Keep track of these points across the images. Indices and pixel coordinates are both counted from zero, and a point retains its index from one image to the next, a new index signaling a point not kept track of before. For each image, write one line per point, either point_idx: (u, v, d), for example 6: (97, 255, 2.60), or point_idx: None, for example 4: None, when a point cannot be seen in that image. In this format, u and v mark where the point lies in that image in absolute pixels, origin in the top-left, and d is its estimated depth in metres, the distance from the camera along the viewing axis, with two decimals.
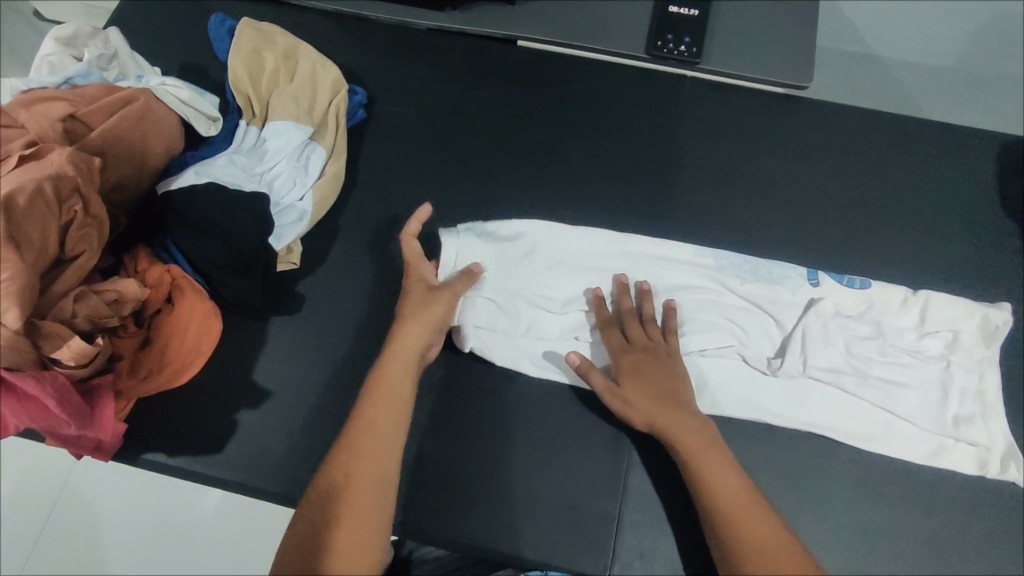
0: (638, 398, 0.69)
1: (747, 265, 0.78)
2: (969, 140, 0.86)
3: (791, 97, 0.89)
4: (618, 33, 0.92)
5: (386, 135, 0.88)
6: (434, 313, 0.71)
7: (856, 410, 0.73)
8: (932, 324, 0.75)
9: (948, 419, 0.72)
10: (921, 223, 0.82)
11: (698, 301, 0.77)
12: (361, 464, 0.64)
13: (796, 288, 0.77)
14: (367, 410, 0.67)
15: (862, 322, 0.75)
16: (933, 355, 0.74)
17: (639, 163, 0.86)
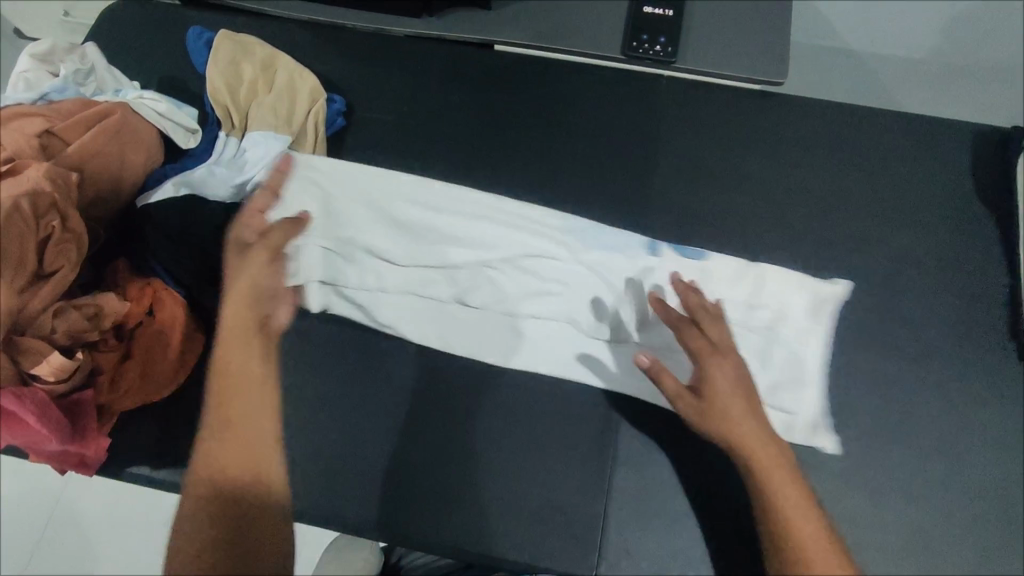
0: (723, 407, 0.66)
1: (592, 230, 0.79)
2: (942, 129, 0.87)
3: (763, 94, 0.89)
4: (593, 34, 0.92)
5: (365, 141, 0.89)
6: (256, 276, 0.65)
7: (651, 379, 0.74)
8: (764, 296, 0.76)
9: (763, 388, 0.73)
10: (895, 214, 0.83)
11: (529, 258, 0.77)
12: (238, 448, 0.61)
13: (635, 257, 0.78)
14: (219, 397, 0.62)
15: (688, 293, 0.76)
16: (760, 325, 0.76)
17: (617, 163, 0.86)
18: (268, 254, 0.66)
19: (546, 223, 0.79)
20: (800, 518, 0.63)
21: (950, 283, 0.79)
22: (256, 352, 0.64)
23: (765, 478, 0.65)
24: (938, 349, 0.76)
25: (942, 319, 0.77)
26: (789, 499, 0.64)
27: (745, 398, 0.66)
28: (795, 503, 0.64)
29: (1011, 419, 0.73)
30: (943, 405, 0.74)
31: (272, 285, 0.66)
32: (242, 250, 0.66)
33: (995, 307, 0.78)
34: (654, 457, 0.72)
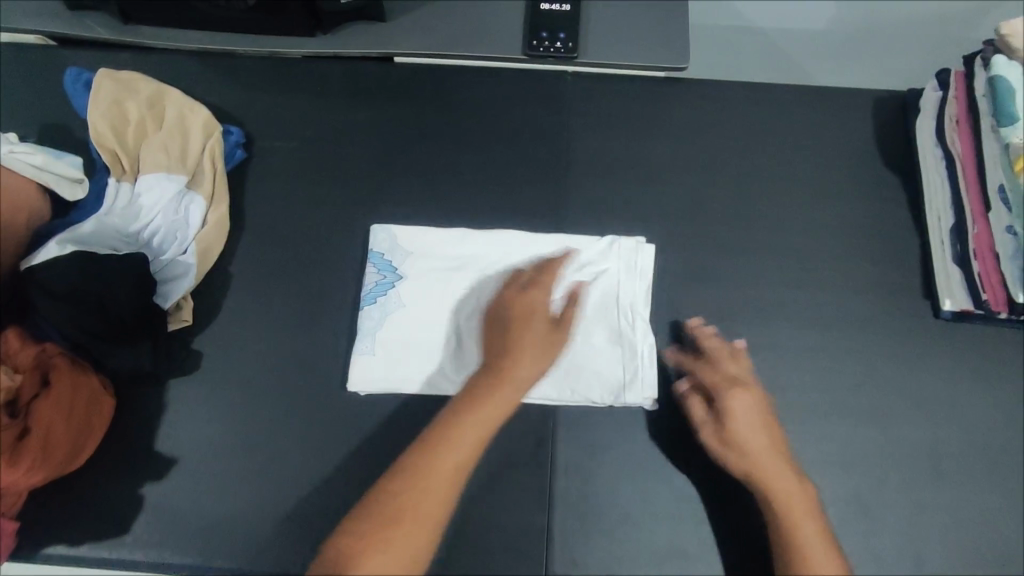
0: (748, 443, 0.67)
1: (450, 238, 0.80)
2: (842, 99, 0.88)
3: (666, 83, 0.89)
4: (492, 36, 0.90)
5: (269, 172, 0.86)
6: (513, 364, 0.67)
7: None
8: (580, 263, 0.78)
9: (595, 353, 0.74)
10: (805, 188, 0.84)
11: (412, 278, 0.79)
12: (372, 546, 0.58)
13: (479, 251, 0.80)
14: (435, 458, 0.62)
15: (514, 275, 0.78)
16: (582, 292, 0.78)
17: (530, 167, 0.86)
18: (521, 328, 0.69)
19: (483, 248, 0.80)
20: (807, 530, 0.63)
21: (865, 250, 0.81)
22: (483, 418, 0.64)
23: (779, 497, 0.65)
24: (859, 317, 0.78)
25: (860, 288, 0.79)
26: (801, 513, 0.64)
27: (769, 433, 0.68)
28: (800, 515, 0.64)
29: (934, 379, 0.75)
30: (868, 373, 0.75)
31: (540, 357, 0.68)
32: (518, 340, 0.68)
33: (908, 271, 0.80)
34: (593, 462, 0.72)
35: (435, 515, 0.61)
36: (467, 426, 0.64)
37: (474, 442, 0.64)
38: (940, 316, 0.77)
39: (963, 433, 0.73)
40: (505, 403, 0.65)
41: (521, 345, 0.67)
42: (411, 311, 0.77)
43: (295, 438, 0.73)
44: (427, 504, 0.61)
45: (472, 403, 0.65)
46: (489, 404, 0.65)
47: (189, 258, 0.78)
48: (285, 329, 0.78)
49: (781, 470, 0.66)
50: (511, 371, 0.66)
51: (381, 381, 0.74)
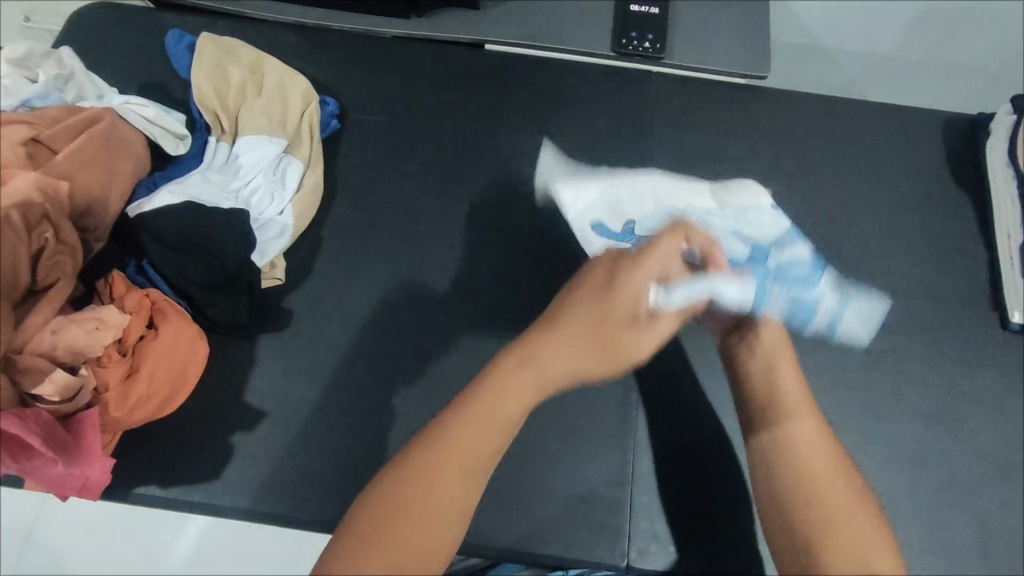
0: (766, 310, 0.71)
1: None
2: (916, 118, 0.92)
3: (748, 88, 0.92)
4: (582, 31, 0.94)
5: (362, 144, 0.88)
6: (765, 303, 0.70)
7: None
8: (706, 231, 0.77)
9: None
10: (878, 198, 0.87)
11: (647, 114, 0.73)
12: (388, 526, 0.53)
13: None
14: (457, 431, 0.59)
15: None
16: None
17: (614, 158, 0.88)
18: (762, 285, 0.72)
19: None
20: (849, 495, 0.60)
21: (938, 261, 0.84)
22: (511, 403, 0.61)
23: (809, 455, 0.61)
24: (931, 323, 0.80)
25: (932, 296, 0.82)
26: (833, 473, 0.60)
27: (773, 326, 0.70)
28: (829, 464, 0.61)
29: (999, 385, 0.78)
30: (936, 376, 0.78)
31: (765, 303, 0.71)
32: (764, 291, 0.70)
33: (977, 282, 0.83)
34: (674, 441, 0.74)
35: (457, 486, 0.57)
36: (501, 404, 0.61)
37: (520, 396, 0.62)
38: (1008, 327, 0.80)
39: None
40: (557, 359, 0.63)
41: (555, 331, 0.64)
42: None
43: (383, 399, 0.75)
44: (449, 468, 0.57)
45: (505, 380, 0.62)
46: (521, 381, 0.62)
47: (284, 218, 0.80)
48: (375, 295, 0.80)
49: (816, 435, 0.63)
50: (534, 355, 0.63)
51: None
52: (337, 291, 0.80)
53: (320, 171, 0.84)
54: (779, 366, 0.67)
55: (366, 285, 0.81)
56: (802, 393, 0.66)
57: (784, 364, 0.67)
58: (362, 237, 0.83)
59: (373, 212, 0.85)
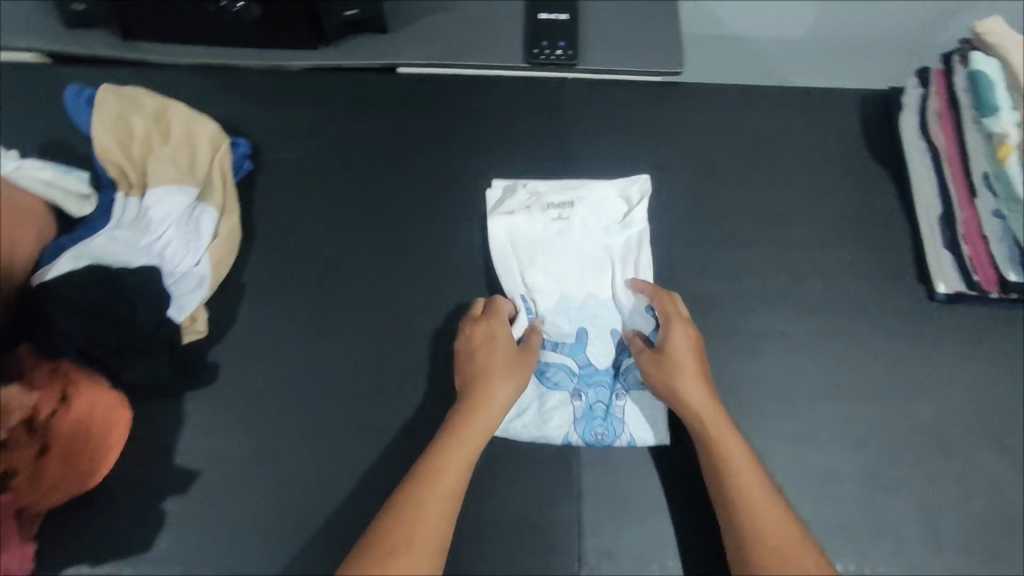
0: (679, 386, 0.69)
1: (592, 189, 0.84)
2: (830, 99, 0.93)
3: (664, 86, 0.92)
4: (494, 44, 0.92)
5: (279, 183, 0.87)
6: (676, 378, 0.70)
7: (515, 273, 0.80)
8: (625, 287, 0.80)
9: (578, 336, 0.78)
10: (801, 183, 0.88)
11: (568, 185, 0.84)
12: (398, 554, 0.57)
13: (610, 217, 0.83)
14: (427, 477, 0.63)
15: (598, 257, 0.82)
16: (599, 304, 0.80)
17: (537, 171, 0.88)
18: (661, 359, 0.71)
19: (606, 221, 0.83)
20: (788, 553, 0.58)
21: (864, 240, 0.84)
22: (463, 448, 0.66)
23: (768, 548, 0.59)
24: (862, 303, 0.81)
25: (862, 276, 0.82)
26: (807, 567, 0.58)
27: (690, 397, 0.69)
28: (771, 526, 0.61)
29: (933, 357, 0.79)
30: (872, 355, 0.79)
31: (677, 383, 0.69)
32: (663, 365, 0.71)
33: (903, 257, 0.83)
34: (619, 452, 0.73)
35: (444, 518, 0.61)
36: (458, 448, 0.65)
37: (482, 426, 0.67)
38: (934, 298, 0.81)
39: (968, 410, 0.77)
40: (505, 394, 0.69)
41: (486, 365, 0.71)
42: (551, 194, 0.84)
43: (320, 444, 0.73)
44: (437, 500, 0.62)
45: (456, 425, 0.67)
46: (472, 430, 0.67)
47: (201, 269, 0.77)
48: (304, 337, 0.78)
49: (784, 526, 0.60)
50: (477, 403, 0.68)
51: (495, 202, 0.84)
52: (264, 338, 0.78)
53: (237, 215, 0.82)
54: (728, 450, 0.66)
55: (294, 327, 0.79)
56: (760, 481, 0.64)
57: (737, 452, 0.66)
58: (286, 279, 0.81)
59: (295, 251, 0.83)
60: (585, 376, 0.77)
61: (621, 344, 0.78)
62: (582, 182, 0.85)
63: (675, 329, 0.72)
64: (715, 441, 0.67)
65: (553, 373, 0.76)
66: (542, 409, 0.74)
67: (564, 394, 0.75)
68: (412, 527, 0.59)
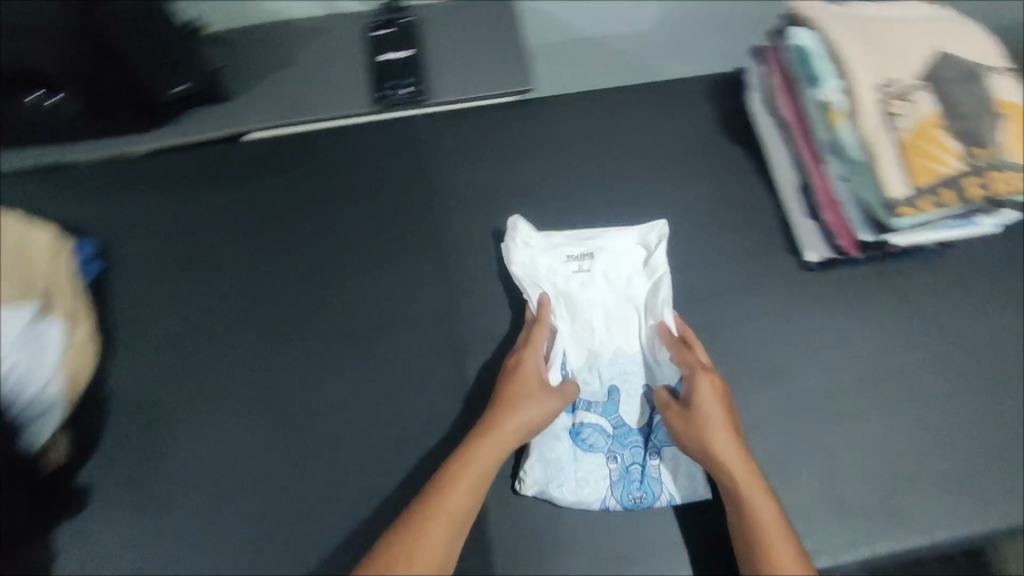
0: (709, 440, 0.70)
1: (611, 237, 0.84)
2: (683, 88, 0.94)
3: (519, 105, 0.91)
4: (340, 95, 0.91)
5: (134, 279, 0.83)
6: (703, 431, 0.71)
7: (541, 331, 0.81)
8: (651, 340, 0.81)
9: (606, 395, 0.80)
10: (665, 177, 0.88)
11: (588, 236, 0.84)
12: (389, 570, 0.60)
13: (631, 267, 0.83)
14: (438, 494, 0.67)
15: (621, 310, 0.83)
16: (624, 359, 0.81)
17: (404, 218, 0.87)
18: (687, 412, 0.72)
19: (628, 272, 0.83)
20: None
21: (732, 223, 0.85)
22: (479, 466, 0.69)
23: None
24: (738, 288, 0.82)
25: (735, 260, 0.83)
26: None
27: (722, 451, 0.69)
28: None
29: (811, 331, 0.81)
30: (754, 340, 0.80)
31: (706, 437, 0.70)
32: (690, 419, 0.72)
33: (774, 230, 0.85)
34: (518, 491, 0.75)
35: (443, 542, 0.64)
36: (476, 466, 0.69)
37: (490, 459, 0.70)
38: (808, 268, 0.82)
39: (854, 369, 0.80)
40: (526, 418, 0.72)
41: (509, 393, 0.74)
42: (573, 247, 0.83)
43: (212, 546, 0.73)
44: (437, 524, 0.65)
45: (471, 446, 0.71)
46: (484, 450, 0.70)
47: (51, 388, 0.73)
48: (181, 439, 0.76)
49: None
50: (497, 424, 0.72)
51: (517, 253, 0.82)
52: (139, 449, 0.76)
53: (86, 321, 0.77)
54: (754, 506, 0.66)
55: (168, 432, 0.76)
56: (792, 544, 0.64)
57: (766, 512, 0.66)
58: (156, 380, 0.79)
59: (161, 347, 0.80)
60: (619, 437, 0.79)
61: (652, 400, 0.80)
62: (602, 231, 0.84)
63: (700, 380, 0.73)
64: (747, 500, 0.67)
65: (588, 434, 0.79)
66: (577, 474, 0.76)
67: (599, 457, 0.78)
68: (410, 546, 0.63)
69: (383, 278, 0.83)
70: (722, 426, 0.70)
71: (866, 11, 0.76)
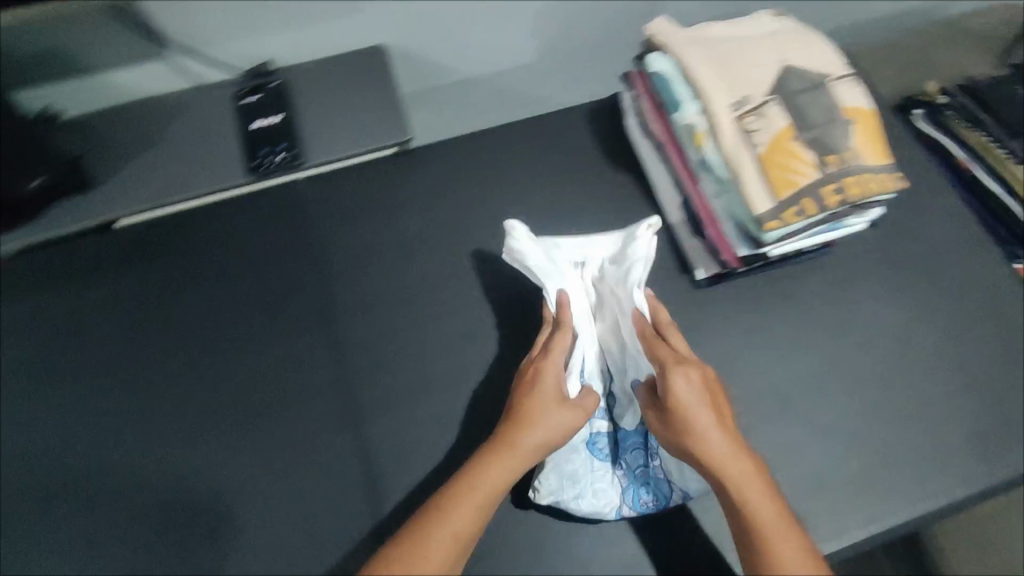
0: (693, 434, 0.63)
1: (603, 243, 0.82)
2: (561, 121, 0.95)
3: (399, 158, 0.92)
4: (212, 169, 0.88)
5: (10, 390, 0.80)
6: (687, 424, 0.64)
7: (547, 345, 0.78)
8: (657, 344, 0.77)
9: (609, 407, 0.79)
10: (551, 211, 0.88)
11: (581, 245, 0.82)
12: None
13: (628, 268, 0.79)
14: (447, 503, 0.60)
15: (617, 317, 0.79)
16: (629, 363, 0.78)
17: (292, 287, 0.85)
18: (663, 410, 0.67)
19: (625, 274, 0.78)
20: None
21: None
22: (496, 478, 0.63)
23: None
24: None
25: None
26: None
27: (711, 444, 0.62)
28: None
29: (709, 346, 0.81)
30: None
31: (691, 430, 0.64)
32: (669, 415, 0.66)
33: (663, 250, 0.85)
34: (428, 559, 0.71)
35: (446, 559, 0.55)
36: (493, 476, 0.63)
37: (504, 475, 0.64)
38: (697, 286, 0.83)
39: (756, 380, 0.80)
40: (551, 429, 0.67)
41: (531, 400, 0.69)
42: (568, 256, 0.82)
43: None
44: (441, 538, 0.56)
45: (491, 457, 0.65)
46: (502, 464, 0.64)
47: None
48: (69, 556, 0.73)
49: None
50: (517, 434, 0.66)
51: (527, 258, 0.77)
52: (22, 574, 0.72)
53: None
54: (749, 500, 0.58)
55: (53, 552, 0.73)
56: (804, 542, 0.54)
57: (764, 507, 0.57)
58: (38, 497, 0.75)
59: (44, 461, 0.77)
60: (621, 442, 0.76)
61: None
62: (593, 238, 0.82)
63: (673, 372, 0.67)
64: (740, 499, 0.58)
65: (603, 441, 0.76)
66: (592, 486, 0.73)
67: (606, 464, 0.75)
68: (407, 561, 0.54)
69: (275, 353, 0.81)
70: (710, 417, 0.64)
71: (718, 30, 0.78)
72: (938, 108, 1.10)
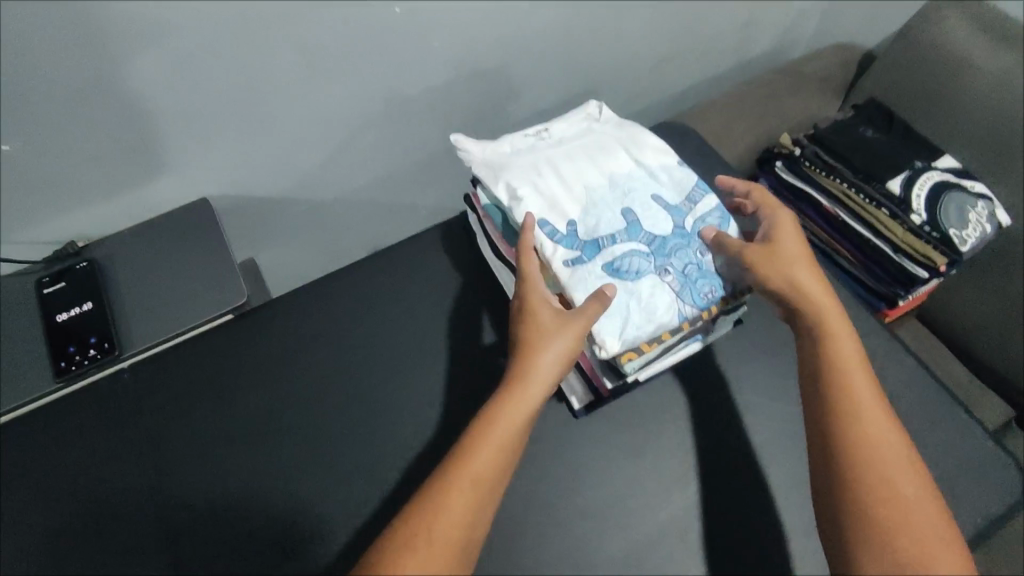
0: (800, 271, 0.71)
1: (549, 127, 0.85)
2: (406, 257, 0.90)
3: (239, 327, 0.84)
4: (14, 377, 0.77)
5: None
6: (786, 264, 0.71)
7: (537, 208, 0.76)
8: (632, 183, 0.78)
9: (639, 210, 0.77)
10: (404, 361, 0.82)
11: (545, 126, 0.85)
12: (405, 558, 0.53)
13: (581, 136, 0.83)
14: (475, 437, 0.61)
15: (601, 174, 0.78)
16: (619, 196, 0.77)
17: (121, 497, 0.72)
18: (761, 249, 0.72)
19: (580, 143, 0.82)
20: (874, 429, 0.61)
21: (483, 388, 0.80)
22: (526, 400, 0.64)
23: (860, 441, 0.60)
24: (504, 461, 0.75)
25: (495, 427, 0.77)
26: (917, 509, 0.56)
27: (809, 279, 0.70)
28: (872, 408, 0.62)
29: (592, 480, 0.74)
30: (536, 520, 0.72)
31: (794, 265, 0.71)
32: (772, 253, 0.71)
33: None
34: None
35: (481, 494, 0.58)
36: (515, 408, 0.63)
37: (530, 402, 0.64)
38: (578, 415, 0.79)
39: (650, 512, 0.73)
40: (565, 348, 0.66)
41: (534, 322, 0.68)
42: (526, 140, 0.83)
43: None
44: (478, 472, 0.59)
45: (513, 384, 0.65)
46: (521, 394, 0.64)
47: None
48: None
49: (892, 442, 0.60)
50: (536, 350, 0.66)
51: (483, 167, 0.79)
52: None
53: None
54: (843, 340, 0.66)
55: None
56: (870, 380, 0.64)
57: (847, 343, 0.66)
58: None
59: None
60: (658, 251, 0.74)
61: (669, 207, 0.77)
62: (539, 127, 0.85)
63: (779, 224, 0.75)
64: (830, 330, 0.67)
65: (630, 261, 0.72)
66: (643, 302, 0.70)
67: (652, 276, 0.72)
68: (444, 505, 0.57)
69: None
70: (804, 262, 0.72)
71: (519, 143, 0.82)
72: (796, 159, 1.09)
